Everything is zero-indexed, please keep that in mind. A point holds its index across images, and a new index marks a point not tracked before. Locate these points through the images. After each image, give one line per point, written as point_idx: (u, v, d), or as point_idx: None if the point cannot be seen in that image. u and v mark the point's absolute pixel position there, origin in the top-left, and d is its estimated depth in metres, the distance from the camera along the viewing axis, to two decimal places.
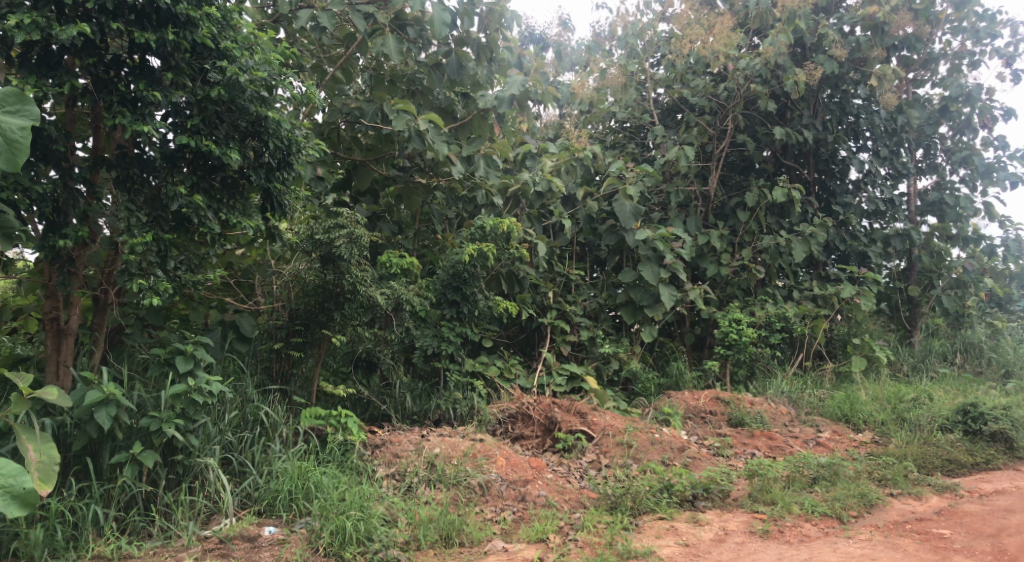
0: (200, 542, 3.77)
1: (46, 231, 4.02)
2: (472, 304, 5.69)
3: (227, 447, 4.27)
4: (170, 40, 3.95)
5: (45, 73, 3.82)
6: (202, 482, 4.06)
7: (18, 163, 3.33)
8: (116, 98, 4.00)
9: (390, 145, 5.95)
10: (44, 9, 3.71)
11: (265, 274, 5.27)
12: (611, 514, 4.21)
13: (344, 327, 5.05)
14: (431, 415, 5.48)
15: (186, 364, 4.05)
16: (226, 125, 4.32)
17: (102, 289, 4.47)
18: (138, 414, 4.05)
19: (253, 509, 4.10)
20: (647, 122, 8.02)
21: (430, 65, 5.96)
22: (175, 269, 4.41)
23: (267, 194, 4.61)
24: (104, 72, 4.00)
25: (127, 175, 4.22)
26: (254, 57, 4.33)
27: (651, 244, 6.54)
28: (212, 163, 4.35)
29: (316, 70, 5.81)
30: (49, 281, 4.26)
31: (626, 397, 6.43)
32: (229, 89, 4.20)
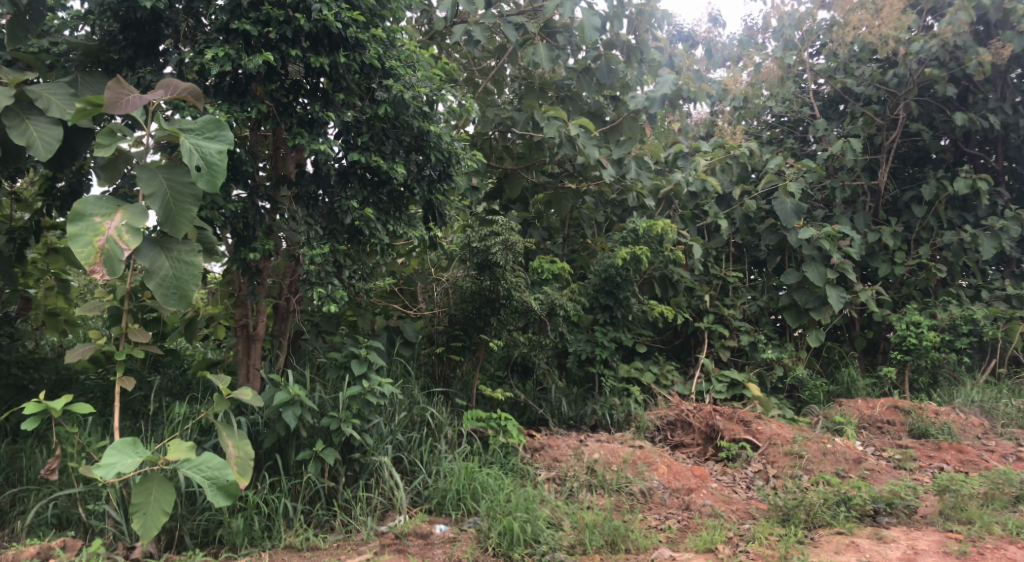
0: (377, 538, 3.97)
1: (238, 246, 4.38)
2: (626, 309, 5.63)
3: (398, 446, 4.45)
4: (342, 63, 4.17)
5: (235, 101, 4.14)
6: (377, 479, 4.26)
7: (217, 184, 3.70)
8: (295, 120, 4.28)
9: (541, 152, 5.96)
10: (234, 42, 4.01)
11: (425, 281, 5.49)
12: (784, 527, 4.04)
13: (500, 331, 5.17)
14: (587, 420, 5.46)
15: (361, 367, 4.31)
16: (392, 141, 4.54)
17: (284, 298, 4.83)
18: (319, 414, 4.33)
19: (424, 507, 4.26)
20: (807, 116, 7.64)
21: (579, 70, 5.94)
22: (350, 278, 4.63)
23: (429, 206, 4.82)
24: (284, 97, 4.30)
25: (307, 193, 4.53)
26: (416, 74, 4.51)
27: (817, 243, 6.22)
28: (379, 177, 4.56)
29: (468, 83, 5.98)
30: (239, 291, 4.66)
31: (793, 405, 6.13)
32: (395, 106, 4.40)
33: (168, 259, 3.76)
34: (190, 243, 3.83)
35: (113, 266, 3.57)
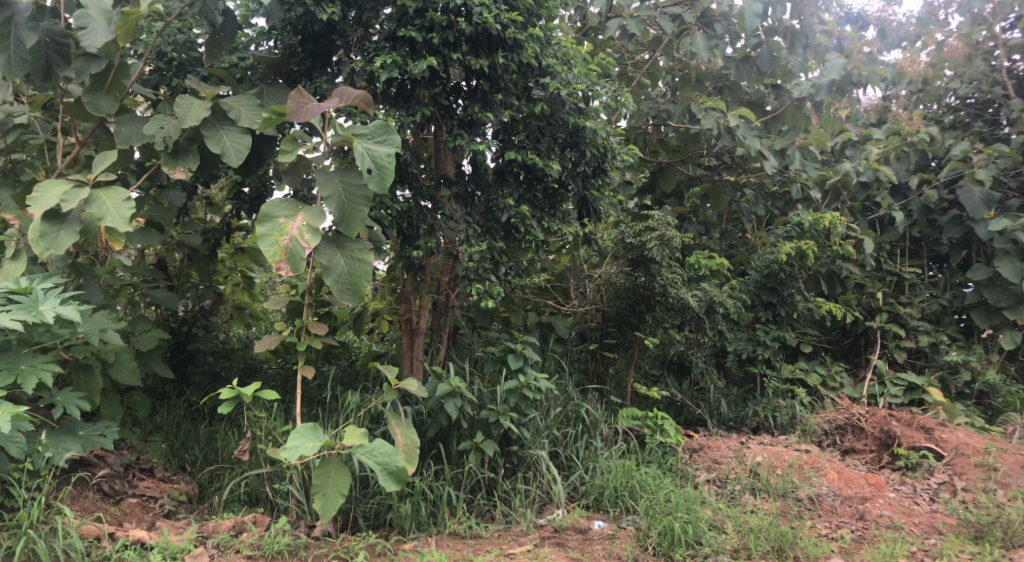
0: (537, 530, 4.03)
1: (402, 244, 4.55)
2: (790, 307, 5.36)
3: (554, 441, 4.48)
4: (501, 63, 4.23)
5: (401, 106, 4.30)
6: (535, 472, 4.31)
7: (386, 185, 3.87)
8: (456, 122, 4.38)
9: (698, 144, 5.83)
10: (400, 49, 4.16)
11: (577, 277, 5.45)
12: (976, 545, 3.72)
13: (656, 329, 5.07)
14: (748, 422, 5.25)
15: (517, 362, 4.37)
16: (548, 138, 4.53)
17: (444, 294, 4.97)
18: (479, 407, 4.43)
19: (582, 503, 4.26)
20: (998, 96, 6.94)
21: (738, 59, 5.76)
22: (506, 275, 4.63)
23: (583, 202, 4.81)
24: (446, 100, 4.40)
25: (465, 192, 4.63)
26: (572, 71, 4.51)
27: (1011, 235, 5.65)
28: (537, 176, 4.57)
29: (622, 77, 5.93)
30: (403, 287, 4.85)
31: (983, 413, 5.60)
32: (552, 104, 4.40)
33: (343, 256, 4.00)
34: (363, 242, 4.06)
35: (296, 263, 3.82)
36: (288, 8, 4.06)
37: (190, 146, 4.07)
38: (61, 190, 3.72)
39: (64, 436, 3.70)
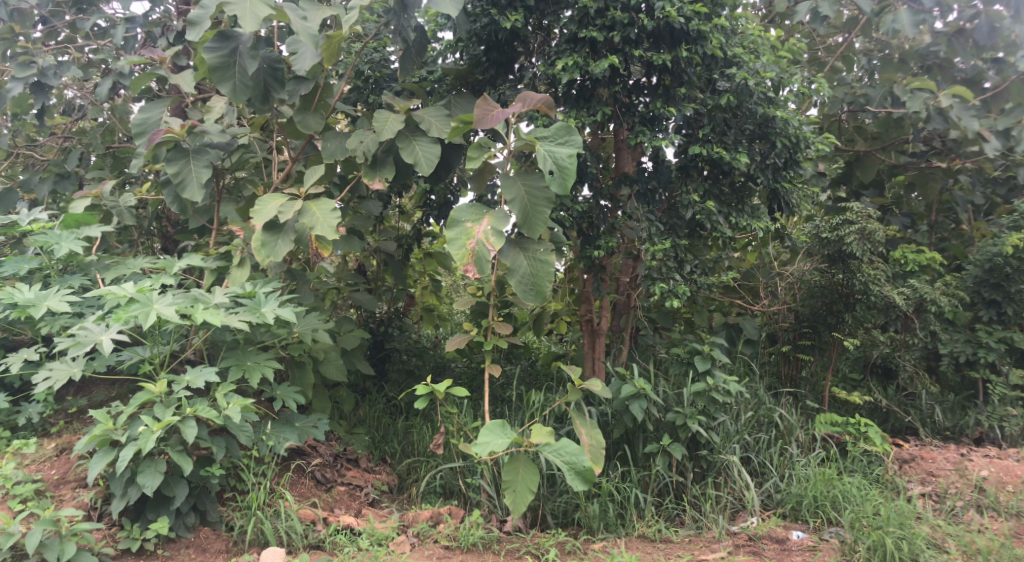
0: (730, 537, 3.87)
1: (583, 244, 4.51)
2: (1019, 305, 4.79)
3: (745, 446, 4.29)
4: (684, 57, 4.12)
5: (583, 106, 4.30)
6: (726, 477, 4.15)
7: (568, 186, 3.88)
8: (637, 119, 4.30)
9: (902, 130, 5.39)
10: (580, 50, 4.17)
11: (767, 275, 5.15)
12: None
13: (856, 330, 4.72)
14: (969, 433, 4.80)
15: (705, 363, 4.22)
16: (734, 131, 4.38)
17: (625, 294, 4.88)
18: (665, 409, 4.32)
19: (778, 512, 4.04)
20: None
21: (950, 33, 5.19)
22: (691, 273, 4.47)
23: (774, 194, 4.55)
24: (626, 97, 4.34)
25: (647, 189, 4.50)
26: (761, 59, 4.29)
27: None
28: (723, 170, 4.38)
29: (813, 63, 5.59)
30: (584, 287, 4.84)
31: None
32: (738, 94, 4.22)
33: (526, 257, 4.08)
34: (545, 243, 4.10)
35: (482, 265, 3.95)
36: (474, 19, 4.23)
37: (386, 157, 4.33)
38: (278, 203, 4.10)
39: (283, 427, 4.06)
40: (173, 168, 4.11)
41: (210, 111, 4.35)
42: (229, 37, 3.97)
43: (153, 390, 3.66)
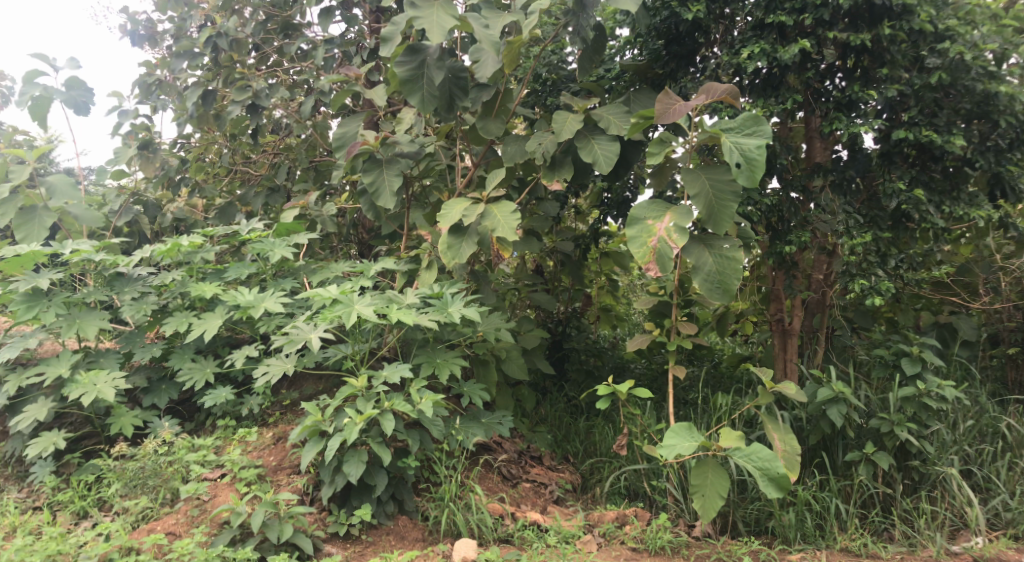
0: (951, 558, 3.54)
1: (772, 239, 4.30)
2: None
3: (965, 459, 3.90)
4: (887, 34, 3.82)
5: (770, 94, 4.07)
6: (943, 492, 3.80)
7: (757, 179, 3.69)
8: (832, 105, 4.02)
9: None
10: (768, 36, 3.98)
11: (987, 270, 4.61)
12: None
13: None
14: None
15: (914, 366, 3.88)
16: (947, 111, 3.97)
17: (821, 292, 4.61)
18: (868, 415, 4.03)
19: (1008, 534, 3.66)
20: None
21: None
22: (897, 268, 4.12)
23: (996, 179, 4.11)
24: (818, 82, 4.09)
25: (842, 179, 4.17)
26: (979, 30, 3.89)
27: None
28: (933, 154, 4.03)
29: None
30: (773, 285, 4.62)
31: None
32: (952, 71, 3.87)
33: (711, 255, 3.91)
34: (731, 239, 3.92)
35: (664, 263, 3.86)
36: (654, 13, 4.20)
37: (565, 157, 4.34)
38: (462, 207, 4.25)
39: (471, 423, 4.20)
40: (368, 179, 4.41)
41: (401, 122, 4.61)
42: (417, 50, 4.16)
43: (355, 385, 3.93)
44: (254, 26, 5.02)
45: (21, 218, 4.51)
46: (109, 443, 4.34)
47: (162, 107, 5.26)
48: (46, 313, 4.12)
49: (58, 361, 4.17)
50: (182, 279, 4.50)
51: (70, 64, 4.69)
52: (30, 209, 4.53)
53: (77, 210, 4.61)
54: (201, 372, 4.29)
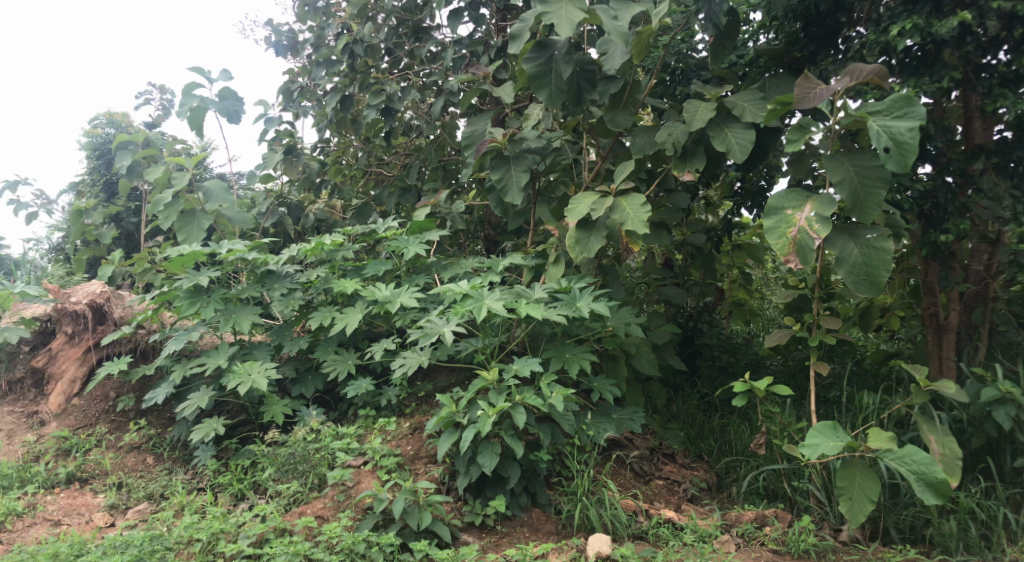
0: None
1: (927, 228, 4.03)
2: None
3: None
4: None
5: (924, 73, 3.80)
6: None
7: (909, 164, 3.43)
8: (996, 81, 3.70)
9: None
10: (922, 10, 3.72)
11: None
12: None
13: None
14: None
15: None
16: None
17: (982, 284, 4.27)
18: None
19: None
20: None
21: None
22: None
23: None
24: (979, 57, 3.78)
25: (1008, 161, 3.83)
26: None
27: None
28: None
29: None
30: (926, 277, 4.32)
31: None
32: None
33: (858, 245, 3.69)
34: (880, 229, 3.68)
35: (805, 254, 3.67)
36: None
37: (696, 147, 4.24)
38: (591, 201, 4.23)
39: (602, 418, 4.18)
40: (496, 176, 4.46)
41: (528, 118, 4.63)
42: (546, 45, 4.18)
43: (487, 378, 4.00)
44: (387, 31, 5.22)
45: (183, 220, 4.90)
46: (262, 430, 4.64)
47: (303, 114, 5.54)
48: (206, 309, 4.47)
49: (217, 353, 4.51)
50: (325, 277, 4.75)
51: (223, 76, 5.04)
52: (190, 213, 4.91)
53: (231, 212, 4.96)
54: (343, 364, 4.53)
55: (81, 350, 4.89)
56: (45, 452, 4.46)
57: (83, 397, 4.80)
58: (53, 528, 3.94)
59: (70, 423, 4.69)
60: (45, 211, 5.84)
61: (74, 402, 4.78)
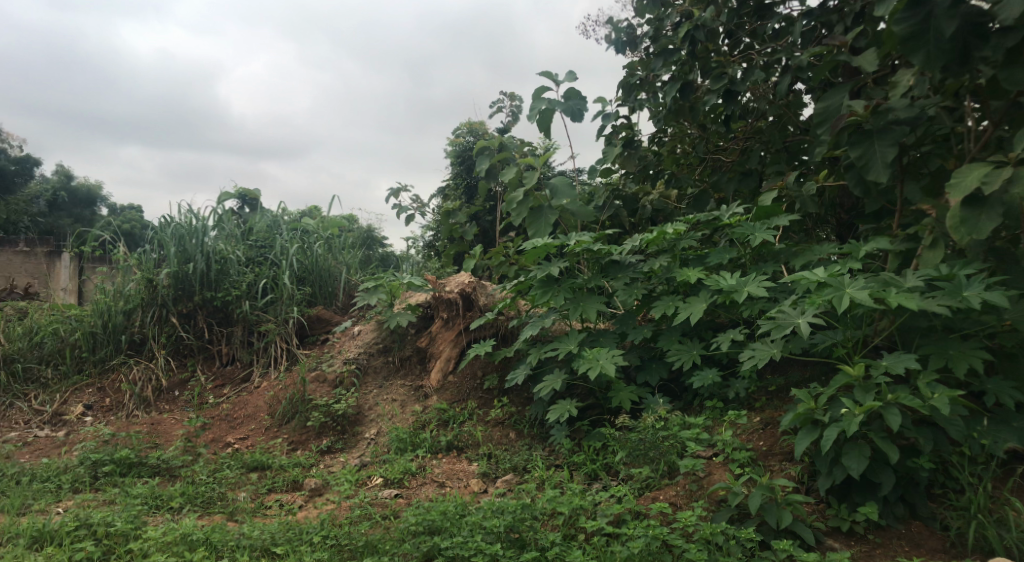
0: None
1: None
2: None
3: None
4: None
5: None
6: None
7: None
8: None
9: None
10: None
11: None
12: None
13: None
14: None
15: None
16: None
17: None
18: None
19: None
20: None
21: None
22: None
23: None
24: None
25: None
26: None
27: None
28: None
29: None
30: None
31: None
32: None
33: None
34: None
35: None
36: None
37: None
38: (980, 172, 3.65)
39: (999, 426, 3.59)
40: (856, 152, 4.07)
41: (896, 86, 4.16)
42: (920, 3, 3.72)
43: (851, 373, 3.66)
44: (728, 13, 5.10)
45: (532, 217, 5.27)
46: (611, 414, 4.82)
47: (639, 108, 5.63)
48: (557, 298, 4.77)
49: (569, 339, 4.78)
50: (668, 266, 4.76)
51: (569, 77, 5.31)
52: (538, 209, 5.26)
53: (574, 208, 5.25)
54: (688, 354, 4.50)
55: (455, 332, 5.55)
56: (430, 421, 5.13)
57: (456, 374, 5.45)
58: (440, 489, 4.51)
59: (448, 396, 5.34)
60: (420, 213, 6.70)
61: (450, 378, 5.45)
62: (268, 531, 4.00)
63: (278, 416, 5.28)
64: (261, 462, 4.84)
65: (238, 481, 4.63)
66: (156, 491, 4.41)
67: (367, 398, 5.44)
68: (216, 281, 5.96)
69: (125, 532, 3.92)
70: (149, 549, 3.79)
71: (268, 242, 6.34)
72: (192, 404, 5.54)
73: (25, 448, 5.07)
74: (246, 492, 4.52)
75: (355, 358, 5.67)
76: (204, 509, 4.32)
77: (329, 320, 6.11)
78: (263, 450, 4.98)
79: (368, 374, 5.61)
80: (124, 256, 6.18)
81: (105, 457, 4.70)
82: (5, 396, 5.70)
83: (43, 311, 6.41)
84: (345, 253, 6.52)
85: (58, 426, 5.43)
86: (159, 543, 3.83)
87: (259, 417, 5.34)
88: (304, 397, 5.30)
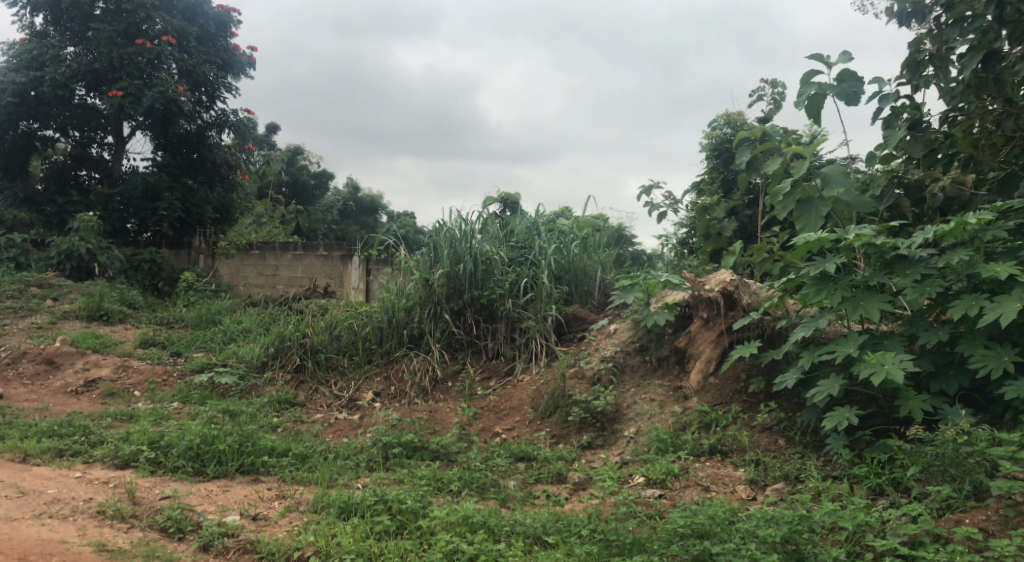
0: None
1: None
2: None
3: None
4: None
5: None
6: None
7: None
8: None
9: None
10: None
11: None
12: None
13: None
14: None
15: None
16: None
17: None
18: None
19: None
20: None
21: None
22: None
23: None
24: None
25: None
26: None
27: None
28: None
29: None
30: None
31: None
32: None
33: None
34: None
35: None
36: None
37: None
38: None
39: None
40: None
41: None
42: None
43: None
44: None
45: (801, 209, 4.93)
46: (899, 425, 4.37)
47: (923, 87, 5.03)
48: (834, 297, 4.39)
49: (847, 341, 4.40)
50: (970, 260, 4.20)
51: (844, 58, 4.89)
52: (808, 201, 4.91)
53: (850, 198, 4.83)
54: (998, 360, 3.96)
55: (715, 333, 5.37)
56: (691, 423, 5.02)
57: (718, 376, 5.26)
58: (706, 493, 4.39)
59: (709, 398, 5.18)
60: (673, 210, 6.59)
61: (711, 380, 5.27)
62: (539, 520, 4.15)
63: (541, 409, 5.49)
64: (528, 453, 5.06)
65: (508, 470, 4.88)
66: (438, 474, 4.78)
67: (625, 397, 5.46)
68: (483, 280, 6.42)
69: (415, 510, 4.28)
70: (436, 527, 4.11)
71: (528, 242, 6.70)
72: (463, 395, 5.95)
73: (329, 428, 5.77)
74: (516, 481, 4.74)
75: (612, 356, 5.72)
76: (480, 494, 4.60)
77: (585, 319, 6.26)
78: (528, 442, 5.21)
79: (626, 373, 5.64)
80: (405, 258, 6.84)
81: (394, 440, 5.20)
82: (311, 382, 6.55)
83: (339, 308, 7.28)
84: (599, 252, 6.67)
85: (354, 410, 6.12)
86: (444, 522, 4.13)
87: (523, 409, 5.59)
88: (565, 392, 5.46)
